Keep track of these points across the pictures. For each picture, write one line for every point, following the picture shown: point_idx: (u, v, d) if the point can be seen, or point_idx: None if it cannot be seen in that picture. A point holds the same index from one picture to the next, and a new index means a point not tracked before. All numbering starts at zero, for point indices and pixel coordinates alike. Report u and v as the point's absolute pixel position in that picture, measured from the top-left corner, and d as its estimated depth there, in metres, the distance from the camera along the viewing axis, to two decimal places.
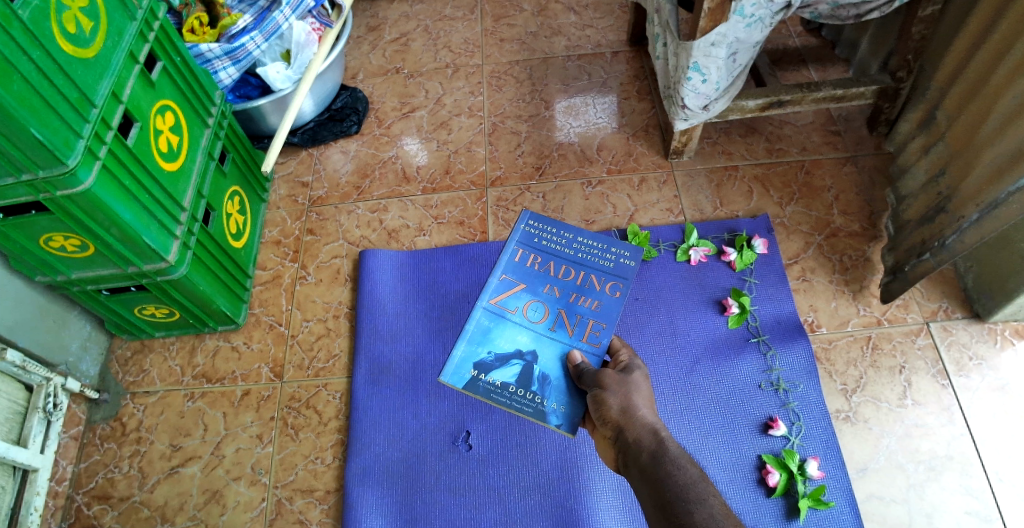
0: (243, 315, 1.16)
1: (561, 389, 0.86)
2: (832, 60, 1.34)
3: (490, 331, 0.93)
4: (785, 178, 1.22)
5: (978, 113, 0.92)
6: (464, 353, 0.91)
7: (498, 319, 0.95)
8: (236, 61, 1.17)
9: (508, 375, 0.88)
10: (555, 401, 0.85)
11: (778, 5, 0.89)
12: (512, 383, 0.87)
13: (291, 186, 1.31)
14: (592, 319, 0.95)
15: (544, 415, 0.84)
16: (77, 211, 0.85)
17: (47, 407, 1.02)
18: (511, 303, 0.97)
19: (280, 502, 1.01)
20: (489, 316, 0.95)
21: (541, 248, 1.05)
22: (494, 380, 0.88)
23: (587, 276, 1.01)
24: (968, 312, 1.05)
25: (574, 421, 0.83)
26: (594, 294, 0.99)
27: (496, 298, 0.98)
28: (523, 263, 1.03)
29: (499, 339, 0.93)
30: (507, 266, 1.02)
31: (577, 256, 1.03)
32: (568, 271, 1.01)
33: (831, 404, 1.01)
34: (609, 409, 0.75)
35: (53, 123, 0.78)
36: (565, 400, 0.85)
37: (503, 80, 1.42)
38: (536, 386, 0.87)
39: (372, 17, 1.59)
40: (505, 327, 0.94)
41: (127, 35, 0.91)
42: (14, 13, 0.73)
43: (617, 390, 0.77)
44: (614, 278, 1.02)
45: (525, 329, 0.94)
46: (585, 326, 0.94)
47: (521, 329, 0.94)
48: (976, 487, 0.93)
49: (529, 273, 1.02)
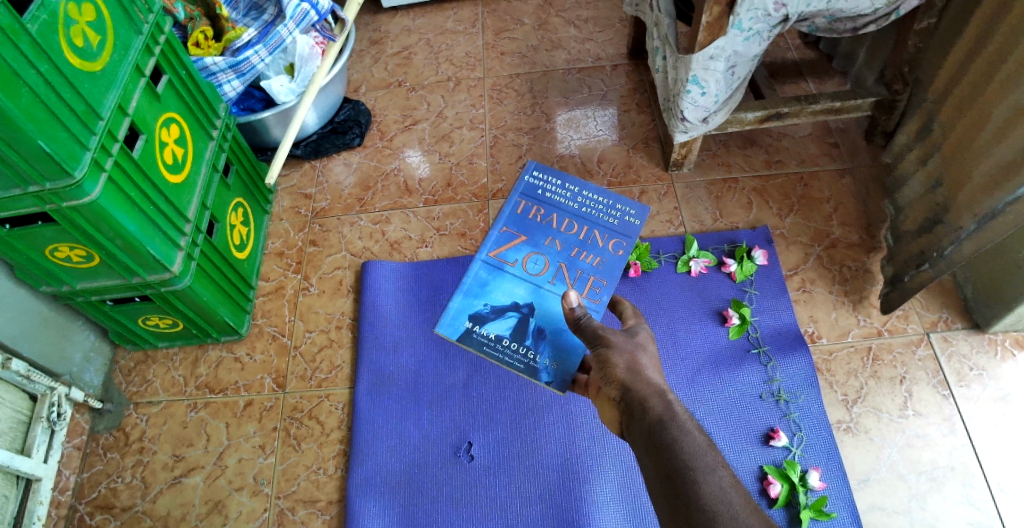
0: (246, 326, 1.16)
1: (556, 345, 0.92)
2: (829, 71, 1.35)
3: (487, 283, 0.98)
4: (783, 190, 1.23)
5: (972, 124, 0.93)
6: (461, 305, 0.97)
7: (497, 271, 1.00)
8: (240, 74, 1.19)
9: (504, 328, 0.94)
10: (548, 358, 0.91)
11: (775, 18, 0.91)
12: (506, 336, 0.93)
13: (294, 198, 1.33)
14: (591, 276, 0.99)
15: (537, 372, 0.90)
16: (82, 223, 0.86)
17: (51, 417, 1.03)
18: (511, 255, 1.01)
19: (283, 512, 1.01)
20: (487, 269, 1.00)
21: (544, 200, 1.07)
22: (488, 332, 0.94)
23: (592, 231, 1.04)
24: (967, 322, 1.06)
25: (566, 378, 0.89)
26: (597, 250, 1.02)
27: (496, 251, 1.02)
28: (524, 213, 1.06)
29: (497, 291, 0.98)
30: (509, 219, 1.05)
31: (580, 211, 1.06)
32: (572, 226, 1.04)
33: (832, 415, 1.01)
34: (616, 367, 0.76)
35: (60, 135, 0.79)
36: (559, 357, 0.90)
37: (505, 93, 1.43)
38: (531, 340, 0.93)
39: (375, 30, 1.60)
40: (503, 280, 0.99)
41: (133, 49, 0.92)
42: (22, 27, 0.74)
43: (623, 349, 0.78)
44: (616, 236, 1.03)
45: (524, 282, 0.98)
46: (585, 283, 0.98)
47: (519, 282, 0.99)
48: (978, 497, 0.93)
49: (531, 225, 1.05)
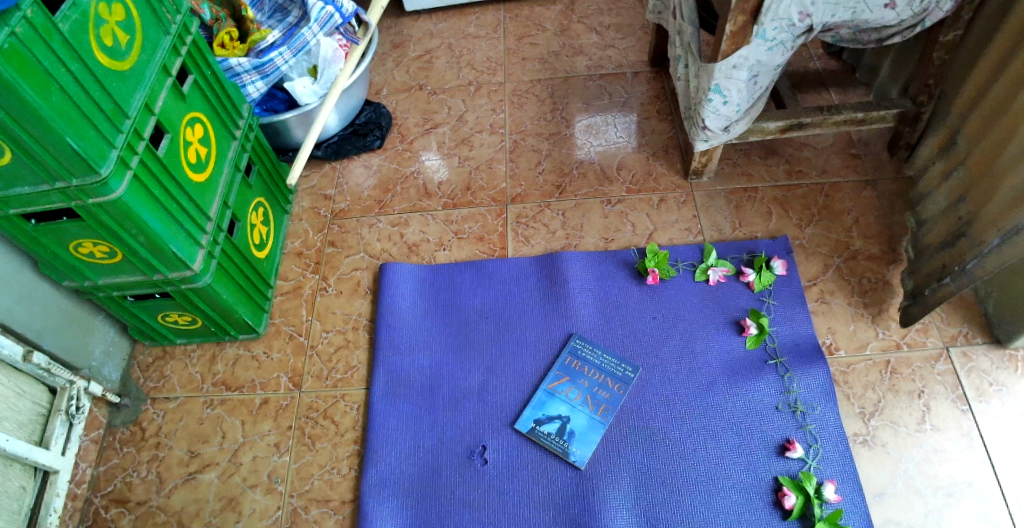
0: (264, 325, 1.17)
1: (587, 439, 1.01)
2: (852, 82, 1.34)
3: (545, 401, 1.04)
4: (804, 201, 1.22)
5: (998, 139, 0.92)
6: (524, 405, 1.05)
7: (554, 391, 1.05)
8: (264, 75, 1.20)
9: (550, 426, 1.02)
10: (577, 446, 1.00)
11: (800, 28, 0.91)
12: (550, 431, 1.02)
13: (314, 198, 1.34)
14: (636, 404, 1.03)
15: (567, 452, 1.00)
16: (107, 219, 0.87)
17: (70, 410, 1.04)
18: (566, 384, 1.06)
19: (296, 511, 1.01)
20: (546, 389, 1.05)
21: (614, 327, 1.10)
22: (538, 429, 1.02)
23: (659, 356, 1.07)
24: (989, 337, 1.05)
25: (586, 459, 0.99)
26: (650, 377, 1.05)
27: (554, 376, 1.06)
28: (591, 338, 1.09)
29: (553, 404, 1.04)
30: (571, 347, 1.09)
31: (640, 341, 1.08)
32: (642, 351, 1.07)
33: (849, 428, 1.00)
34: None
35: (89, 134, 0.80)
36: (587, 447, 1.00)
37: (525, 98, 1.44)
38: (568, 434, 1.01)
39: (397, 34, 1.62)
40: (559, 401, 1.04)
41: (161, 49, 0.94)
42: (54, 27, 0.76)
43: None
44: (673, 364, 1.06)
45: (579, 408, 1.03)
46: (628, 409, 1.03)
47: (573, 404, 1.04)
48: (996, 514, 0.92)
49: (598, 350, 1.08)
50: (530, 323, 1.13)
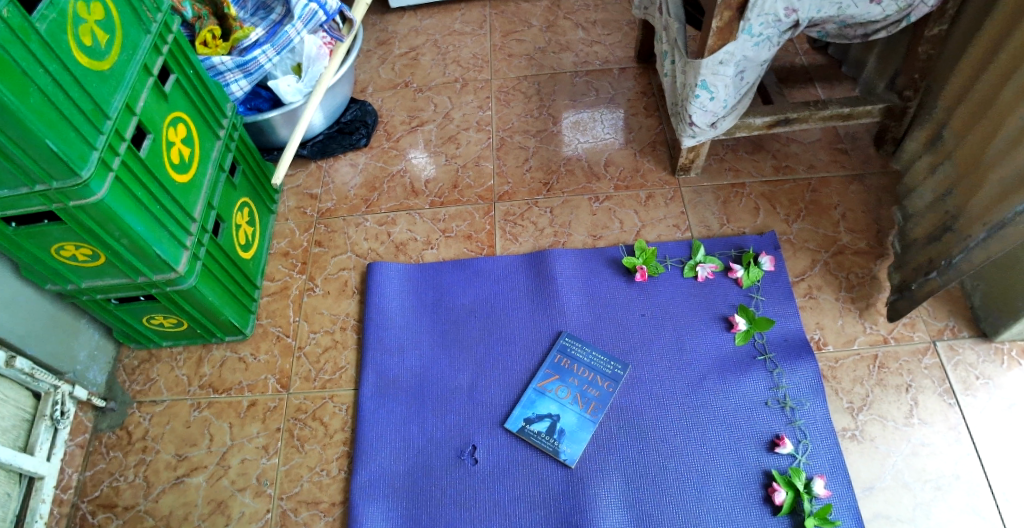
0: (250, 327, 1.16)
1: (577, 438, 1.01)
2: (838, 77, 1.35)
3: (535, 400, 1.04)
4: (791, 196, 1.22)
5: (984, 134, 0.93)
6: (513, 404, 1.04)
7: (545, 389, 1.05)
8: (247, 74, 1.19)
9: (540, 425, 1.02)
10: (567, 444, 1.00)
11: (786, 24, 0.91)
12: (540, 429, 1.02)
13: (300, 197, 1.32)
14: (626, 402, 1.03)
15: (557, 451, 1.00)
16: (89, 222, 0.86)
17: (55, 415, 1.03)
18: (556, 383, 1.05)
19: (286, 514, 1.01)
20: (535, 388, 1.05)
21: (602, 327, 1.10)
22: (528, 429, 1.02)
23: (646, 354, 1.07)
24: (975, 330, 1.06)
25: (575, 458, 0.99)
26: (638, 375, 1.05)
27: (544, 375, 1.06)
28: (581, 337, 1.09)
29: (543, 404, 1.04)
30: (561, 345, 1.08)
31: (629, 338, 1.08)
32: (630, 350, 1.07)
33: (838, 423, 1.01)
34: None
35: (70, 136, 0.79)
36: (576, 446, 1.00)
37: (512, 95, 1.43)
38: (558, 433, 1.01)
39: (382, 31, 1.60)
40: (549, 400, 1.04)
41: (141, 49, 0.92)
42: (31, 26, 0.74)
43: None
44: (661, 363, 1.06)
45: (569, 406, 1.03)
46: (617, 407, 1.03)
47: (563, 403, 1.04)
48: (983, 507, 0.92)
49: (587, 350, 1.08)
50: (519, 321, 1.12)
